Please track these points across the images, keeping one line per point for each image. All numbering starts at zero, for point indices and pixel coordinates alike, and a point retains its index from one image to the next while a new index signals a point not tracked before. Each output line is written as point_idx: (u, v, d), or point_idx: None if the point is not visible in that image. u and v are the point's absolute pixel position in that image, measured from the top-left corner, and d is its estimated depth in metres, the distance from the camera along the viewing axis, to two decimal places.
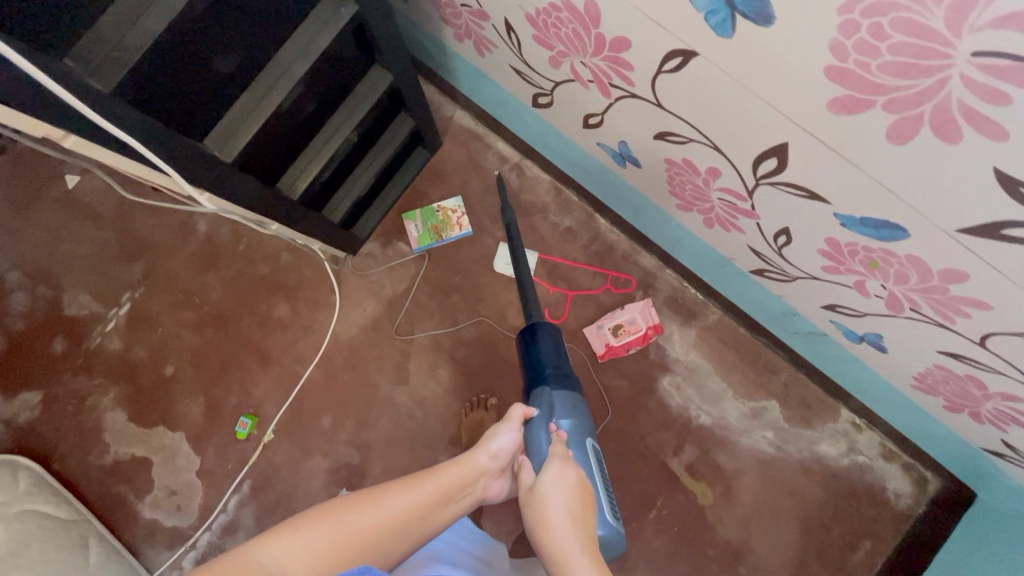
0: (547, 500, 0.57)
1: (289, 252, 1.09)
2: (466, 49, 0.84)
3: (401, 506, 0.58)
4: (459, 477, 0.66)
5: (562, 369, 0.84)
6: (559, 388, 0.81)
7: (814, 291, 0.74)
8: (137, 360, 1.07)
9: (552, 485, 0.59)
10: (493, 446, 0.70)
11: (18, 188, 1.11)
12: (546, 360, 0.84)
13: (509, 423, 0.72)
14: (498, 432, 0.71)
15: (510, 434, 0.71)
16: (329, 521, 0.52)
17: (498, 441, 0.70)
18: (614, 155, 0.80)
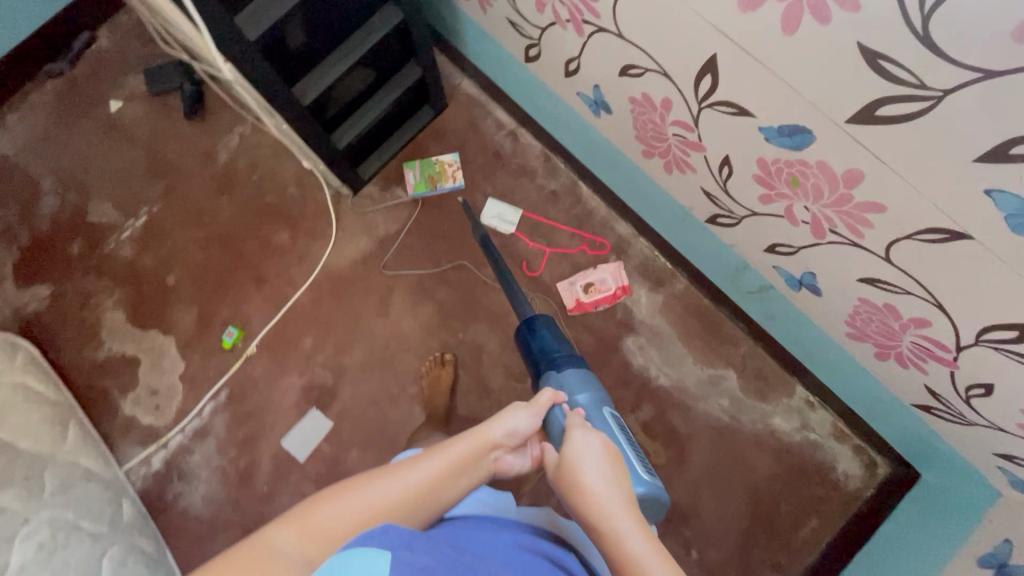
0: (580, 472, 0.55)
1: (296, 186, 1.19)
2: (471, 7, 0.96)
3: (413, 487, 0.55)
4: (472, 453, 0.59)
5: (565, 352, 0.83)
6: (566, 367, 0.80)
7: (757, 233, 0.81)
8: (144, 267, 1.17)
9: (585, 463, 0.56)
10: (508, 422, 0.62)
11: (67, 107, 1.24)
12: (550, 343, 0.85)
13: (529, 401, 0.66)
14: (515, 409, 0.64)
15: (528, 409, 0.64)
16: (342, 504, 0.51)
17: (514, 417, 0.63)
18: (591, 104, 0.90)
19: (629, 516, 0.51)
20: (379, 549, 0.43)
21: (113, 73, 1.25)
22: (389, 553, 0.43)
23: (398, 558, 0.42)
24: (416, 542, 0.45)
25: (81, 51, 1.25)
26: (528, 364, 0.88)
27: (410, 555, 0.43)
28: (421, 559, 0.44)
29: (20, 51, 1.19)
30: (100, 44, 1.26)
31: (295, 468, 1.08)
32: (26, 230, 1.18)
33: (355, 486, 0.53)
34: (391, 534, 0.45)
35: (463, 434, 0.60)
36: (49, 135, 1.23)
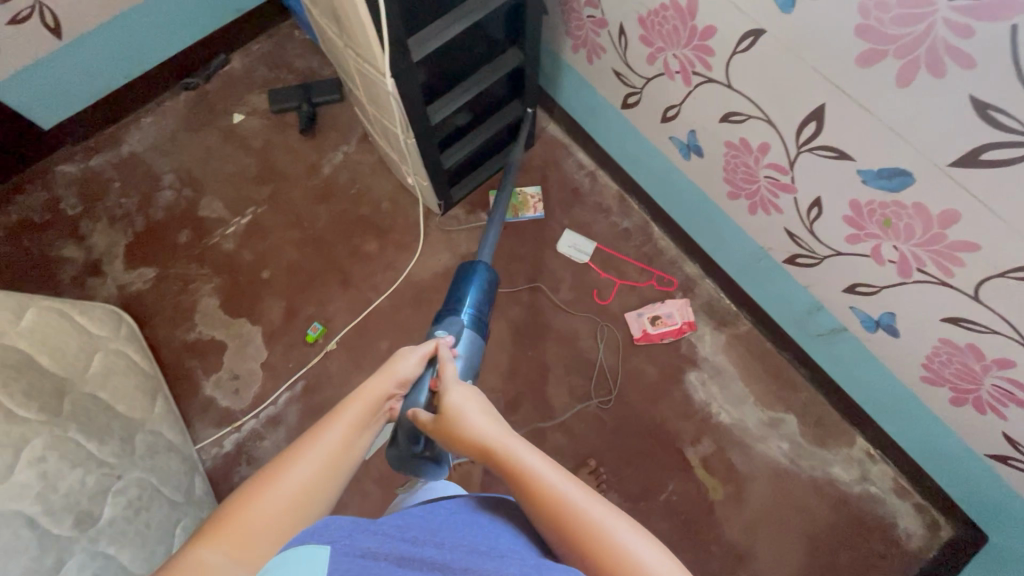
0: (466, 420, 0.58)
1: (390, 201, 1.30)
2: (578, 59, 1.09)
3: (331, 450, 0.53)
4: (372, 411, 0.59)
5: (481, 317, 0.86)
6: (469, 326, 0.83)
7: (838, 273, 0.87)
8: (243, 260, 1.26)
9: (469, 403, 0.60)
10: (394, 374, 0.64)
11: (197, 115, 1.39)
12: (473, 297, 0.86)
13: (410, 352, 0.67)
14: (405, 357, 0.66)
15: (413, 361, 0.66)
16: (262, 499, 0.48)
17: (402, 368, 0.65)
18: (682, 147, 1.00)
19: (513, 443, 0.55)
20: (318, 545, 0.43)
21: (240, 91, 1.41)
22: (330, 547, 0.43)
23: (337, 551, 0.42)
24: (359, 531, 0.45)
25: (216, 69, 1.41)
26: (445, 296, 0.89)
27: (350, 544, 0.43)
28: (361, 546, 0.43)
29: (167, 64, 1.36)
30: (232, 65, 1.43)
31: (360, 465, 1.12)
32: (142, 216, 1.30)
33: (262, 482, 0.49)
34: (333, 527, 0.45)
35: (356, 391, 0.60)
36: (175, 138, 1.37)
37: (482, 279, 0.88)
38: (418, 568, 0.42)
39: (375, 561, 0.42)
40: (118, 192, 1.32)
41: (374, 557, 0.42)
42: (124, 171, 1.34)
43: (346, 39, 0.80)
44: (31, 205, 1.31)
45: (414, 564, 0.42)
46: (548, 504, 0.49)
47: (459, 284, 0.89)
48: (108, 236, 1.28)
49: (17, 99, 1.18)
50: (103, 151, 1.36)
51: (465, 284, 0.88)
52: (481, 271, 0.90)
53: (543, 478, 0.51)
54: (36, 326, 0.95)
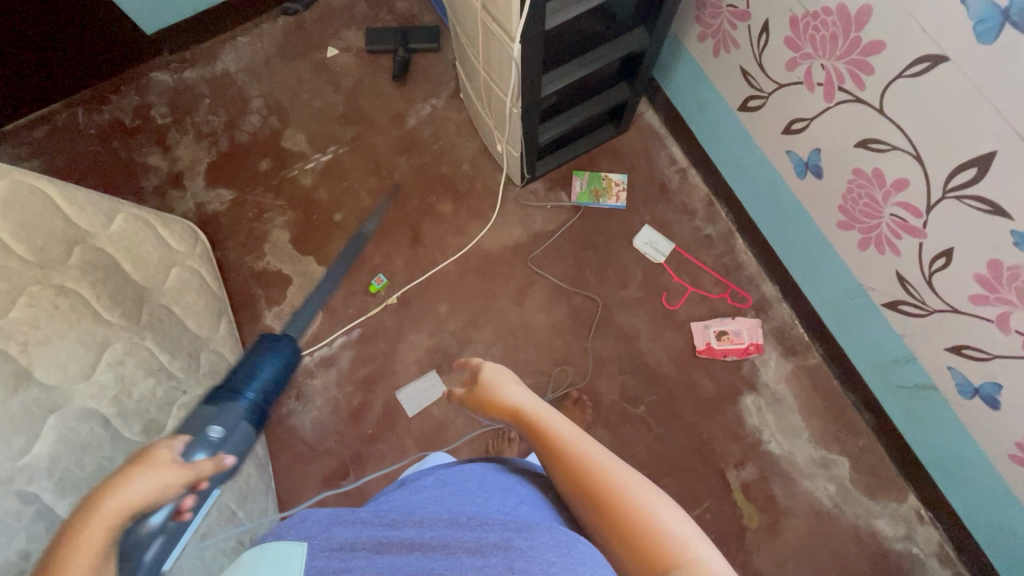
0: (505, 391, 0.63)
1: (470, 164, 1.27)
2: (702, 49, 1.01)
3: None
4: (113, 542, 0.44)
5: (265, 402, 0.80)
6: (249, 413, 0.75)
7: (946, 330, 0.81)
8: (318, 199, 1.26)
9: (503, 376, 0.66)
10: (146, 496, 0.47)
11: (292, 42, 1.36)
12: (265, 376, 0.82)
13: (170, 459, 0.51)
14: (161, 470, 0.49)
15: (175, 473, 0.50)
16: None
17: (161, 485, 0.49)
18: (798, 165, 0.93)
19: (550, 415, 0.58)
20: (296, 542, 0.45)
21: (337, 24, 1.37)
22: (306, 544, 0.45)
23: (312, 548, 0.44)
24: (335, 524, 0.47)
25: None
26: (230, 372, 0.82)
27: (327, 538, 0.45)
28: (336, 539, 0.45)
29: None
30: None
31: (403, 422, 1.13)
32: (226, 137, 1.30)
33: None
34: (311, 525, 0.47)
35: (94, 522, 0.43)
36: (268, 63, 1.35)
37: (284, 366, 0.86)
38: (398, 551, 0.43)
39: (353, 552, 0.44)
40: (207, 109, 1.32)
41: (352, 548, 0.44)
42: (215, 88, 1.33)
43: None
44: (123, 107, 1.33)
45: (393, 548, 0.44)
46: (573, 469, 0.51)
47: (257, 356, 0.85)
48: (192, 151, 1.29)
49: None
50: (197, 65, 1.35)
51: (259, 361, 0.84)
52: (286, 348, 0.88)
53: (566, 439, 0.54)
54: (125, 231, 0.98)
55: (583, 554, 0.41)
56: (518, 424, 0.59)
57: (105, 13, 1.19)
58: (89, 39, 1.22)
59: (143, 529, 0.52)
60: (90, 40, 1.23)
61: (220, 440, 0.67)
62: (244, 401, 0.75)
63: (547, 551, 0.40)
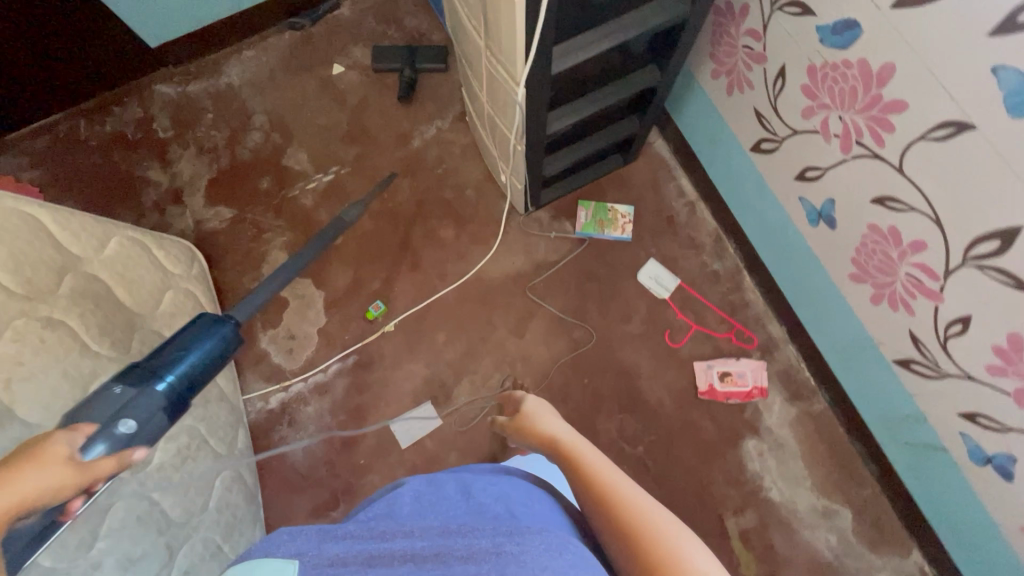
0: (547, 422, 0.73)
1: (474, 189, 1.24)
2: (716, 86, 0.98)
3: None
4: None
5: (188, 391, 0.65)
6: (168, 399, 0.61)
7: (959, 395, 0.78)
8: (318, 220, 1.24)
9: (548, 414, 0.77)
10: (41, 498, 0.41)
11: (297, 58, 1.34)
12: (190, 362, 0.67)
13: (65, 455, 0.44)
14: (64, 470, 0.43)
15: (73, 474, 0.44)
16: None
17: (50, 484, 0.42)
18: (811, 213, 0.90)
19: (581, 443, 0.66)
20: (285, 560, 0.42)
21: (344, 40, 1.35)
22: (295, 562, 0.42)
23: (304, 566, 0.42)
24: (325, 540, 0.45)
25: (324, 14, 1.36)
26: (157, 349, 0.68)
27: (318, 555, 0.43)
28: (328, 553, 0.43)
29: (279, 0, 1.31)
30: (341, 12, 1.36)
31: (396, 453, 1.11)
32: (228, 153, 1.28)
33: None
34: (298, 539, 0.45)
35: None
36: (273, 77, 1.33)
37: (219, 346, 0.71)
38: (392, 563, 0.42)
39: (344, 566, 0.42)
40: (209, 123, 1.30)
41: (343, 563, 0.42)
42: (218, 102, 1.31)
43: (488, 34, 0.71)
44: (125, 119, 1.31)
45: (386, 562, 0.42)
46: (594, 486, 0.55)
47: (187, 337, 0.70)
48: (193, 166, 1.27)
49: (127, 12, 1.16)
50: (201, 78, 1.33)
51: (192, 342, 0.69)
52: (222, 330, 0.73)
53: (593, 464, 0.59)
54: (119, 255, 0.96)
55: (576, 555, 0.42)
56: (551, 447, 0.67)
57: (109, 26, 1.17)
58: (92, 51, 1.20)
59: (17, 528, 0.43)
60: (93, 53, 1.21)
61: (135, 430, 0.54)
62: (161, 385, 0.61)
63: (540, 555, 0.41)
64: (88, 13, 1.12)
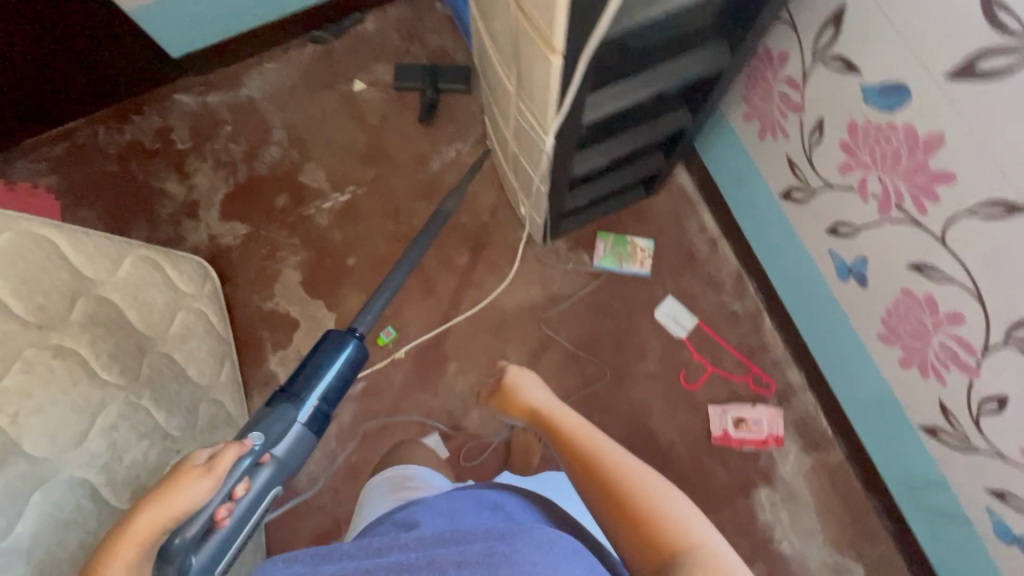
0: (530, 392, 0.77)
1: (491, 216, 1.22)
2: (748, 129, 0.95)
3: None
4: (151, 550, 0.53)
5: (324, 405, 0.80)
6: (305, 421, 0.77)
7: (988, 472, 0.76)
8: (333, 241, 1.22)
9: (529, 379, 0.80)
10: (183, 509, 0.54)
11: (318, 72, 1.32)
12: (327, 387, 0.82)
13: (199, 469, 0.57)
14: (194, 481, 0.56)
15: (209, 484, 0.57)
16: None
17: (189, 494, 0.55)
18: (841, 268, 0.87)
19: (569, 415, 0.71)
20: None
21: (366, 56, 1.33)
22: None
23: None
24: (324, 562, 0.52)
25: (347, 27, 1.34)
26: (298, 366, 0.84)
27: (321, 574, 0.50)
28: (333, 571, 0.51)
29: (303, 13, 1.29)
30: (365, 27, 1.34)
31: None
32: (245, 168, 1.27)
33: None
34: (299, 563, 0.53)
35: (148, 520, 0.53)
36: (293, 92, 1.31)
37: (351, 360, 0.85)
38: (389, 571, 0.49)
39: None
40: (228, 136, 1.29)
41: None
42: (237, 115, 1.30)
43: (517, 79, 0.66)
44: (144, 128, 1.30)
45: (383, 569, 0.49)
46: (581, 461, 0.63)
47: (323, 356, 0.84)
48: (210, 180, 1.27)
49: (152, 23, 1.14)
50: (221, 89, 1.32)
51: (329, 359, 0.84)
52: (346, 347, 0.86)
53: (582, 435, 0.66)
54: (132, 277, 0.95)
55: (564, 549, 0.49)
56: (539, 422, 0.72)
57: (132, 37, 1.16)
58: (112, 60, 1.19)
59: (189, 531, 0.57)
60: (114, 62, 1.20)
61: (265, 445, 0.70)
62: (302, 407, 0.77)
63: (529, 553, 0.47)
64: (112, 23, 1.11)
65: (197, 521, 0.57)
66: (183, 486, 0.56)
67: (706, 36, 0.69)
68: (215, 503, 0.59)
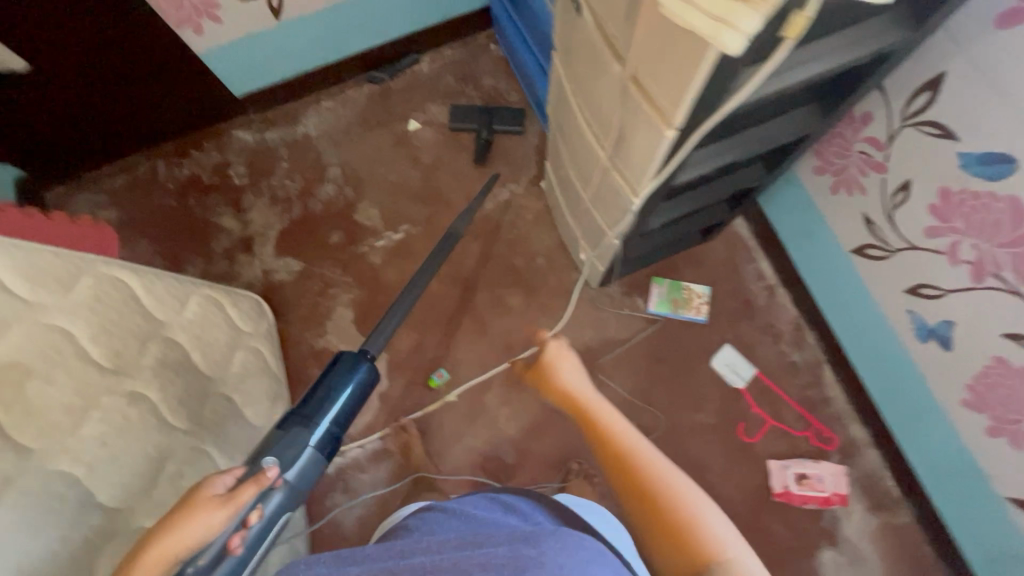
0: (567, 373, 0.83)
1: (544, 258, 1.22)
2: (818, 183, 0.94)
3: None
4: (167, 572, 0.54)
5: (337, 429, 0.70)
6: (317, 446, 0.66)
7: None
8: (386, 279, 1.22)
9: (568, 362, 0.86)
10: (194, 540, 0.53)
11: (373, 112, 1.34)
12: (341, 411, 0.71)
13: (213, 497, 0.56)
14: (209, 512, 0.54)
15: (223, 514, 0.55)
16: None
17: (200, 524, 0.54)
18: (920, 328, 0.85)
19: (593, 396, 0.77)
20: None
21: (422, 96, 1.35)
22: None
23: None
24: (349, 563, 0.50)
25: (404, 69, 1.36)
26: (308, 389, 0.72)
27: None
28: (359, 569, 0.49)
29: (362, 55, 1.32)
30: (421, 68, 1.37)
31: None
32: (300, 204, 1.29)
33: None
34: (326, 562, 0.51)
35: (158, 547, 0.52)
36: (349, 130, 1.33)
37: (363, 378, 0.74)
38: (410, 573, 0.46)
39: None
40: (284, 173, 1.31)
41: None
42: (294, 152, 1.32)
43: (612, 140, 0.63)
44: (202, 163, 1.33)
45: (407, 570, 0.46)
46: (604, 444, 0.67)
47: (334, 378, 0.73)
48: (265, 216, 1.28)
49: (217, 65, 1.18)
50: (278, 126, 1.35)
51: (341, 382, 0.72)
52: (355, 369, 0.74)
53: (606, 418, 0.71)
54: (197, 317, 0.96)
55: (590, 551, 0.47)
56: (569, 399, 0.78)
57: (201, 80, 1.20)
58: (179, 101, 1.23)
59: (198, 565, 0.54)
60: (181, 102, 1.24)
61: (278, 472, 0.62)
62: (316, 431, 0.67)
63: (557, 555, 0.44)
64: (183, 67, 1.14)
65: (211, 549, 0.55)
66: (200, 517, 0.54)
67: (802, 100, 0.68)
68: (226, 532, 0.55)
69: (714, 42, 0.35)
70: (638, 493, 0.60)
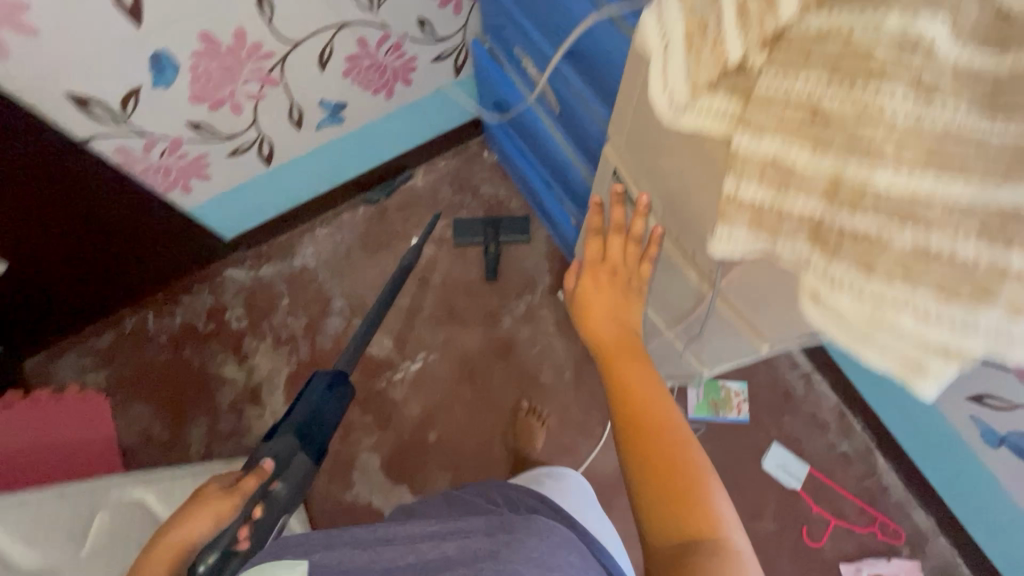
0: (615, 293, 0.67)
1: (573, 371, 1.17)
2: None
3: None
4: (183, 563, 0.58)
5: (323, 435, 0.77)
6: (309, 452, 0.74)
7: None
8: (410, 415, 1.15)
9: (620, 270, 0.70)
10: (197, 537, 0.58)
11: (373, 235, 1.29)
12: (328, 420, 0.79)
13: (213, 489, 0.62)
14: (215, 507, 0.60)
15: (232, 499, 0.62)
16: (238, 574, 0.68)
17: (204, 525, 0.59)
18: (990, 435, 0.81)
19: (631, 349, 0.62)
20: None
21: (421, 212, 1.31)
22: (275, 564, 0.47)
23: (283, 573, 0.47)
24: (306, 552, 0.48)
25: (399, 185, 1.32)
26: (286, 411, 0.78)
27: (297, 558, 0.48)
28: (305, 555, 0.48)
29: (355, 180, 1.27)
30: (415, 182, 1.33)
31: None
32: (308, 343, 1.21)
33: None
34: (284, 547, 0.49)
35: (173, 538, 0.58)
36: (350, 256, 1.28)
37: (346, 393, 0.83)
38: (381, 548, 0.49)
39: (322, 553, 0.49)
40: (285, 310, 1.24)
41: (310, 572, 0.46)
42: (294, 286, 1.25)
43: (683, 332, 0.73)
44: (196, 309, 1.24)
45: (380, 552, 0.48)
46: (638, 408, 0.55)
47: (311, 393, 0.80)
48: (271, 360, 1.20)
49: (208, 215, 1.11)
50: (274, 260, 1.27)
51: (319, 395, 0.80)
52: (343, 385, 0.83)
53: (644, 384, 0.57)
54: None
55: (562, 538, 0.48)
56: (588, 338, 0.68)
57: (191, 231, 1.12)
58: (167, 254, 1.15)
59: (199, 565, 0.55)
60: (170, 255, 1.16)
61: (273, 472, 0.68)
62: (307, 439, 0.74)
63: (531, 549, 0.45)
64: (171, 224, 1.07)
65: (219, 546, 0.56)
66: (215, 506, 0.61)
67: None
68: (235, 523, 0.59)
69: (899, 376, 0.29)
70: (632, 412, 0.55)
